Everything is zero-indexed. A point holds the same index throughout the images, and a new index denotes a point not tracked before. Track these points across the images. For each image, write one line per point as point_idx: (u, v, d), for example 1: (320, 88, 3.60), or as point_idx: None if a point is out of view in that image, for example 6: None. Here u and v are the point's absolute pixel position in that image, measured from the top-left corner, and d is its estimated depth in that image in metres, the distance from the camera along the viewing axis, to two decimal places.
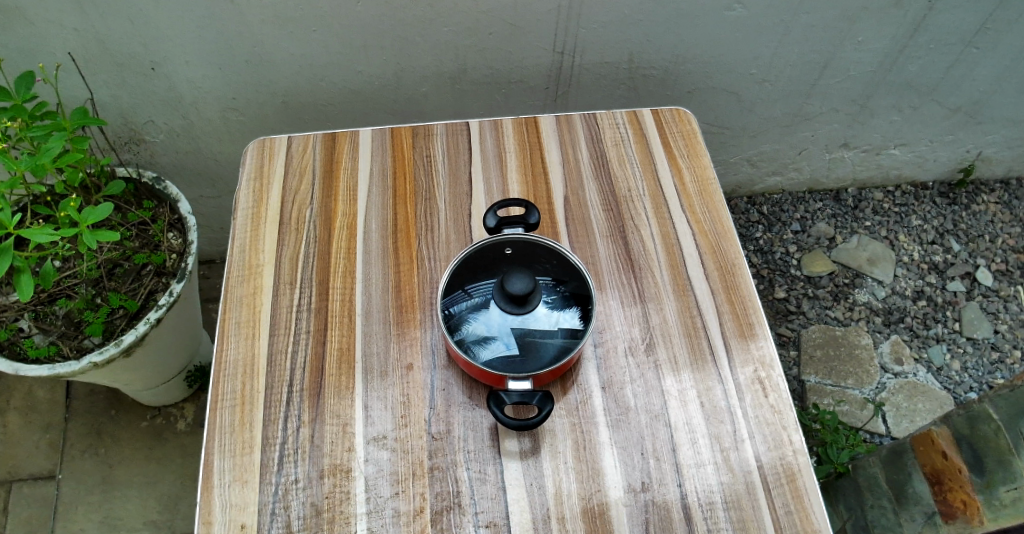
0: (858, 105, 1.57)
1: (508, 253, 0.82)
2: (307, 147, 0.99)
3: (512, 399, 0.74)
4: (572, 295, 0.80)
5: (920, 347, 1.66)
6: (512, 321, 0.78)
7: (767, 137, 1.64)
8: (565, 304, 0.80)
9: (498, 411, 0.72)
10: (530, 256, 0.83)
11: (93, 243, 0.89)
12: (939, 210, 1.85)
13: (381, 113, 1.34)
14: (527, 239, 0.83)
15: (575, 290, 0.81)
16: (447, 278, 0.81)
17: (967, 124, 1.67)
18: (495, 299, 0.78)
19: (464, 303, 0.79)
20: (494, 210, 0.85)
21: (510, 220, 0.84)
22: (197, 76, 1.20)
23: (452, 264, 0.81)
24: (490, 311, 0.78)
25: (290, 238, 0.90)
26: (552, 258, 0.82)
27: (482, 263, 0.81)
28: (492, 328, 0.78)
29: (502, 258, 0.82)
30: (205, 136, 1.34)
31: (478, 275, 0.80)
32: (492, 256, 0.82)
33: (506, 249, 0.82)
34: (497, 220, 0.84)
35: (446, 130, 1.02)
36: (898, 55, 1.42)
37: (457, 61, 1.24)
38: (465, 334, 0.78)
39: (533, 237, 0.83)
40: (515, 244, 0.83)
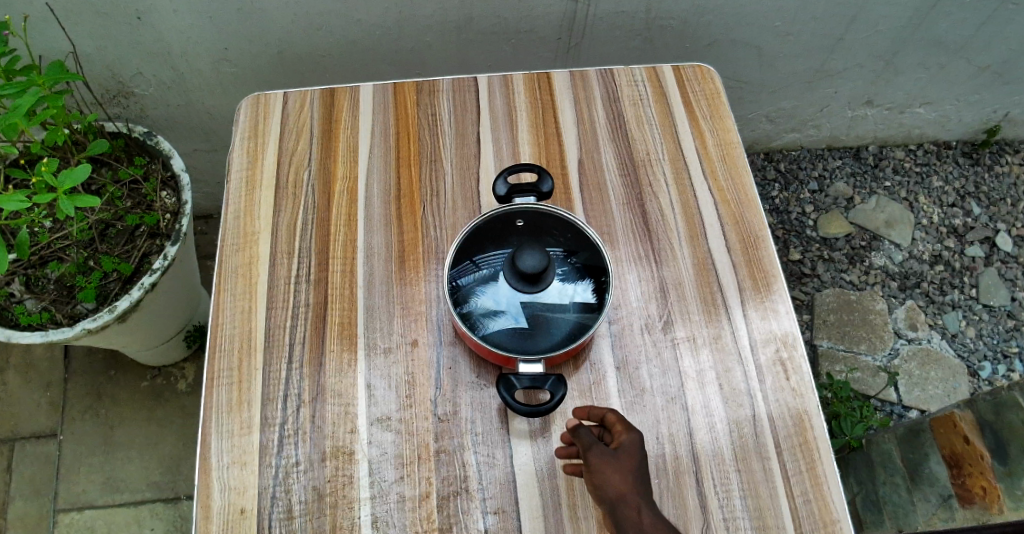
0: (886, 62, 1.48)
1: (519, 225, 0.77)
2: (303, 104, 0.93)
3: (522, 383, 0.70)
4: (588, 270, 0.75)
5: (935, 314, 1.62)
6: (523, 297, 0.74)
7: (787, 94, 1.56)
8: (579, 280, 0.75)
9: (507, 396, 0.69)
10: (542, 228, 0.77)
11: (71, 209, 0.84)
12: (961, 171, 1.78)
13: (381, 64, 1.26)
14: (539, 208, 0.78)
15: (591, 265, 0.76)
16: (454, 249, 0.76)
17: (997, 82, 1.58)
18: (504, 274, 0.73)
19: (472, 275, 0.74)
20: (504, 177, 0.79)
21: (521, 188, 0.79)
22: (183, 25, 1.12)
23: (459, 235, 0.76)
24: (501, 286, 0.74)
25: (287, 203, 0.85)
26: (566, 232, 0.77)
27: (492, 235, 0.76)
28: (502, 304, 0.74)
29: (513, 230, 0.77)
30: (196, 89, 1.27)
31: (487, 248, 0.75)
32: (502, 228, 0.77)
33: (517, 221, 0.77)
34: (507, 188, 0.79)
35: (453, 86, 0.95)
36: (931, 9, 1.33)
37: (463, 10, 1.16)
38: (472, 308, 0.74)
39: (543, 206, 0.77)
40: (526, 215, 0.78)
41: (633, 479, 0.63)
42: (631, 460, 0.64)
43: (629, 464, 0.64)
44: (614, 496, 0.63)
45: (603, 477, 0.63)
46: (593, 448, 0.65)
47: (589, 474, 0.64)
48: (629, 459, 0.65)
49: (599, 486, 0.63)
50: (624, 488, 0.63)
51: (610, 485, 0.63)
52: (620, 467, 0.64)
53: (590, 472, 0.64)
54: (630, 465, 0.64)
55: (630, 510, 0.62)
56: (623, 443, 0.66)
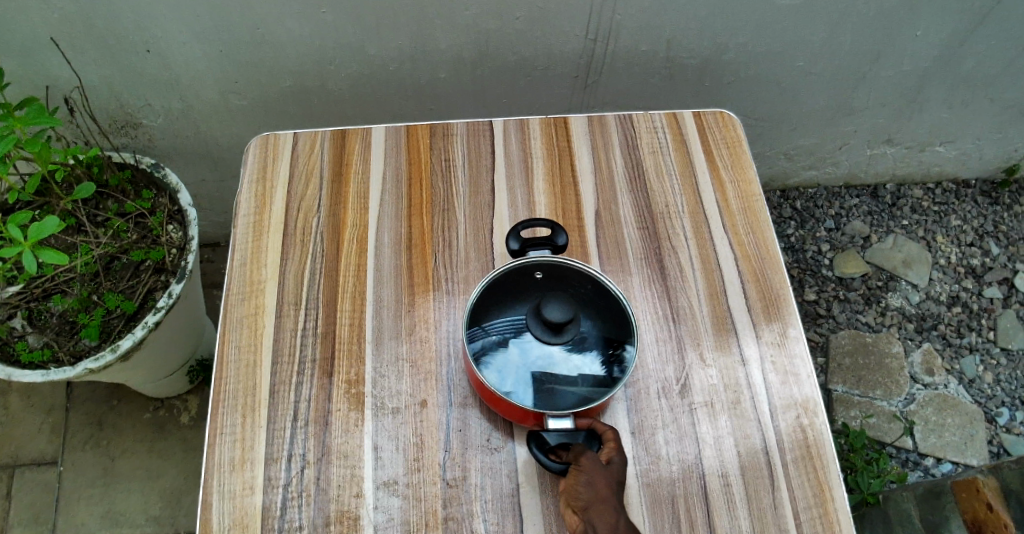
0: (908, 99, 1.46)
1: (538, 277, 0.73)
2: (314, 145, 0.91)
3: (556, 440, 0.67)
4: (613, 324, 0.72)
5: (952, 358, 1.59)
6: (538, 354, 0.69)
7: (805, 132, 1.54)
8: (604, 335, 0.71)
9: (538, 454, 0.66)
10: (562, 280, 0.74)
11: (33, 263, 0.87)
12: (979, 210, 1.76)
13: (394, 100, 1.25)
14: (557, 262, 0.75)
15: (613, 318, 0.73)
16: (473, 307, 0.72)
17: (1021, 121, 1.56)
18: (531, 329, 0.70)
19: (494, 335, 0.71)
20: (516, 232, 0.76)
21: (535, 242, 0.76)
22: (195, 57, 1.11)
23: (480, 292, 0.73)
24: (517, 345, 0.70)
25: (295, 251, 0.83)
26: (587, 287, 0.74)
27: (510, 288, 0.73)
28: (516, 362, 0.70)
29: (533, 282, 0.73)
30: (206, 119, 1.26)
31: (507, 302, 0.72)
32: (520, 281, 0.73)
33: (535, 274, 0.74)
34: (520, 243, 0.76)
35: (467, 130, 0.93)
36: (956, 47, 1.31)
37: (479, 46, 1.14)
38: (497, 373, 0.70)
39: (561, 259, 0.74)
40: (545, 268, 0.74)
41: (616, 494, 0.64)
42: (617, 476, 0.66)
43: (615, 479, 0.65)
44: (592, 500, 0.64)
45: (588, 481, 0.64)
46: (585, 452, 0.65)
47: (575, 472, 0.65)
48: (615, 472, 0.66)
49: (578, 486, 0.64)
50: (606, 496, 0.64)
51: (591, 487, 0.64)
52: (608, 477, 0.65)
53: (577, 471, 0.65)
54: (616, 481, 0.65)
55: (606, 513, 0.63)
56: (613, 460, 0.67)
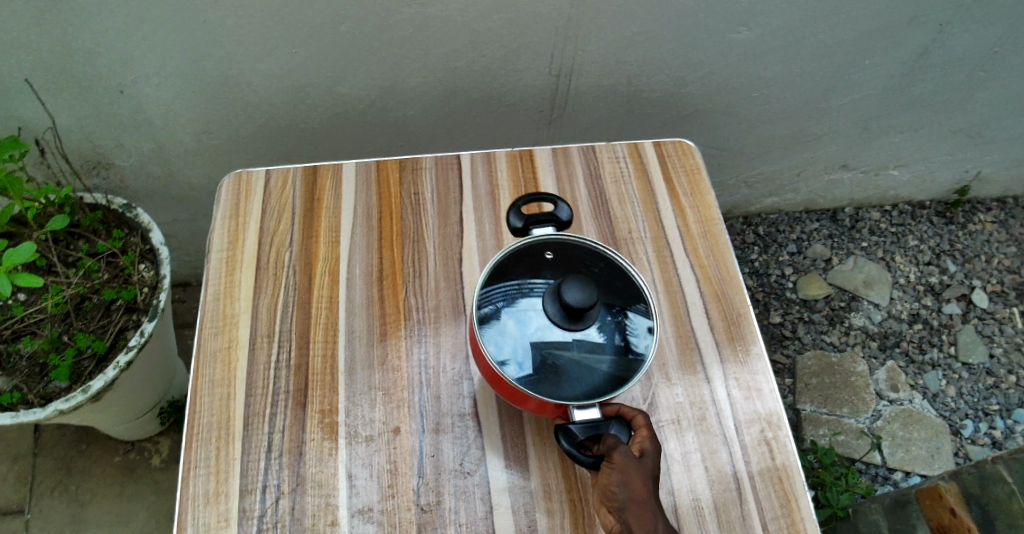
0: (861, 127, 1.52)
1: (549, 257, 0.72)
2: (286, 182, 0.93)
3: (584, 433, 0.65)
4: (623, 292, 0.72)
5: (916, 374, 1.64)
6: (535, 327, 0.69)
7: (764, 160, 1.59)
8: (616, 303, 0.71)
9: (567, 445, 0.65)
10: (572, 260, 0.73)
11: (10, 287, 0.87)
12: (935, 230, 1.83)
13: (366, 138, 1.28)
14: (565, 239, 0.74)
15: (625, 288, 0.73)
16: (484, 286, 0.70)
17: (968, 143, 1.64)
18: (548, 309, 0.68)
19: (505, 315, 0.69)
20: (518, 209, 0.76)
21: (538, 219, 0.76)
22: (169, 98, 1.13)
23: (491, 272, 0.71)
24: (512, 318, 0.69)
25: (268, 284, 0.85)
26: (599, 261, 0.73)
27: (522, 266, 0.71)
28: (511, 336, 0.69)
29: (544, 262, 0.72)
30: (179, 159, 1.27)
31: (519, 280, 0.70)
32: (531, 261, 0.72)
33: (547, 253, 0.73)
34: (523, 219, 0.76)
35: (435, 164, 0.96)
36: (904, 76, 1.38)
37: (447, 83, 1.18)
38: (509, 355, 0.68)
39: (569, 239, 0.74)
40: (555, 247, 0.73)
41: (652, 489, 0.63)
42: (651, 469, 0.64)
43: (649, 473, 0.64)
44: (629, 501, 0.62)
45: (621, 477, 0.62)
46: (617, 445, 0.63)
47: (607, 468, 0.63)
48: (647, 466, 0.64)
49: (611, 485, 0.62)
50: (641, 492, 0.62)
51: (626, 487, 0.62)
52: (643, 472, 0.63)
53: (609, 469, 0.63)
54: (650, 474, 0.64)
55: (643, 512, 0.61)
56: (647, 452, 0.65)
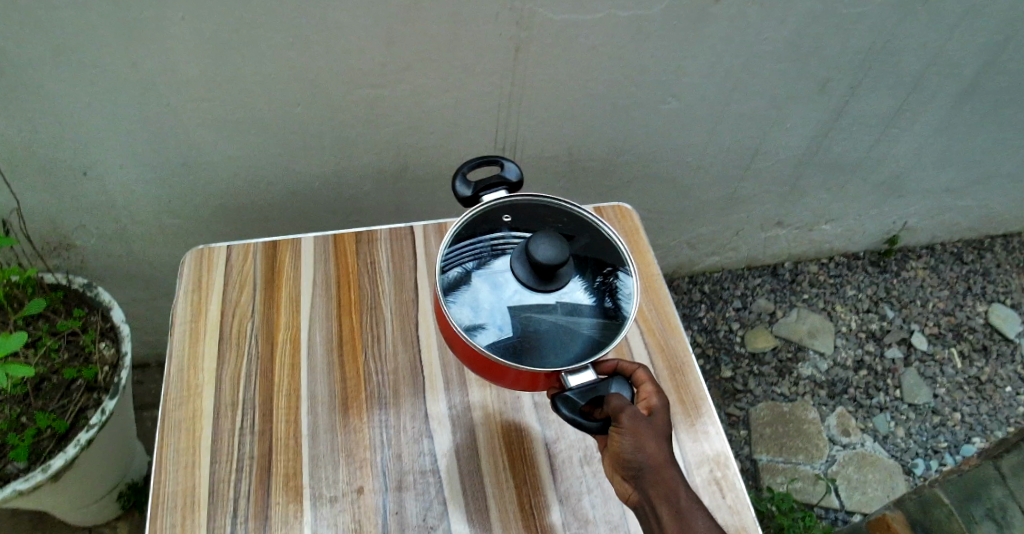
0: (790, 185, 1.64)
1: (508, 219, 0.77)
2: (247, 256, 0.97)
3: (583, 398, 0.66)
4: (588, 246, 0.78)
5: (865, 417, 1.71)
6: (509, 295, 0.73)
7: (705, 220, 1.69)
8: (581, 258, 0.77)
9: (567, 412, 0.66)
10: (531, 219, 0.78)
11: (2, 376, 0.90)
12: (871, 279, 1.95)
13: (324, 213, 1.33)
14: (520, 201, 0.79)
15: (586, 239, 0.78)
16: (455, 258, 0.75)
17: (890, 196, 1.78)
18: (520, 275, 0.73)
19: (477, 287, 0.74)
20: (465, 179, 0.82)
21: (488, 184, 0.80)
22: (132, 179, 1.17)
23: (459, 243, 0.75)
24: (482, 288, 0.73)
25: (231, 354, 0.87)
26: (561, 217, 0.79)
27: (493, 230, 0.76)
28: (485, 307, 0.73)
29: (504, 225, 0.77)
30: (139, 239, 1.30)
31: (486, 250, 0.75)
32: (491, 226, 0.77)
33: (505, 216, 0.77)
34: (473, 188, 0.81)
35: (390, 235, 1.02)
36: (822, 139, 1.50)
37: (398, 160, 1.25)
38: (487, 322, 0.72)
39: (527, 199, 0.79)
40: (510, 209, 0.78)
41: (665, 447, 0.67)
42: (661, 427, 0.68)
43: (660, 431, 0.68)
44: (646, 462, 0.66)
45: (632, 440, 0.65)
46: (624, 407, 0.65)
47: (617, 432, 0.65)
48: (659, 425, 0.68)
49: (623, 448, 0.65)
50: (656, 456, 0.66)
51: (638, 449, 0.66)
52: (655, 433, 0.67)
53: (620, 433, 0.65)
54: (659, 431, 0.68)
55: (661, 473, 0.66)
56: (656, 411, 0.70)
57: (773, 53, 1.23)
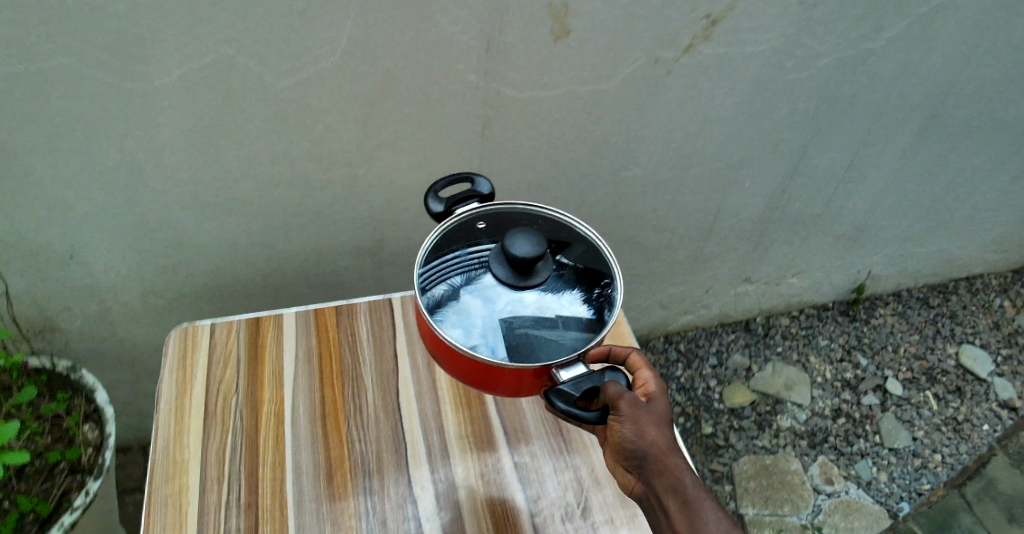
0: (754, 242, 1.71)
1: (481, 226, 0.82)
2: (230, 333, 0.99)
3: (577, 390, 0.69)
4: (563, 244, 0.83)
5: (847, 465, 1.74)
6: (504, 302, 0.78)
7: (677, 279, 1.75)
8: (560, 255, 0.82)
9: (562, 405, 0.68)
10: (504, 225, 0.83)
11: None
12: (842, 328, 2.01)
13: (305, 288, 1.37)
14: (494, 210, 0.84)
15: (563, 236, 0.83)
16: (444, 272, 0.79)
17: (852, 247, 1.86)
18: (505, 278, 0.78)
19: (471, 295, 0.78)
20: (435, 195, 0.84)
21: (459, 198, 0.84)
22: (117, 261, 1.20)
23: (444, 257, 0.79)
24: (475, 299, 0.78)
25: (216, 430, 0.89)
26: (535, 219, 0.84)
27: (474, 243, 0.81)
28: (479, 314, 0.77)
29: (478, 232, 0.82)
30: (123, 320, 1.33)
31: (470, 259, 0.80)
32: (467, 236, 0.81)
33: (479, 224, 0.82)
34: (443, 204, 0.84)
35: (369, 307, 1.06)
36: (780, 196, 1.59)
37: (376, 234, 1.30)
38: (485, 328, 0.76)
39: (500, 208, 0.84)
40: (484, 218, 0.83)
41: (666, 434, 0.72)
42: (659, 415, 0.73)
43: (659, 419, 0.72)
44: (648, 447, 0.70)
45: (633, 429, 0.69)
46: (622, 396, 0.68)
47: (616, 421, 0.69)
48: (658, 413, 0.73)
49: (625, 435, 0.69)
50: (657, 444, 0.70)
51: (639, 435, 0.70)
52: (654, 421, 0.71)
53: (620, 421, 0.69)
54: (656, 419, 0.72)
55: (662, 461, 0.71)
56: (654, 401, 0.75)
57: (725, 120, 1.33)
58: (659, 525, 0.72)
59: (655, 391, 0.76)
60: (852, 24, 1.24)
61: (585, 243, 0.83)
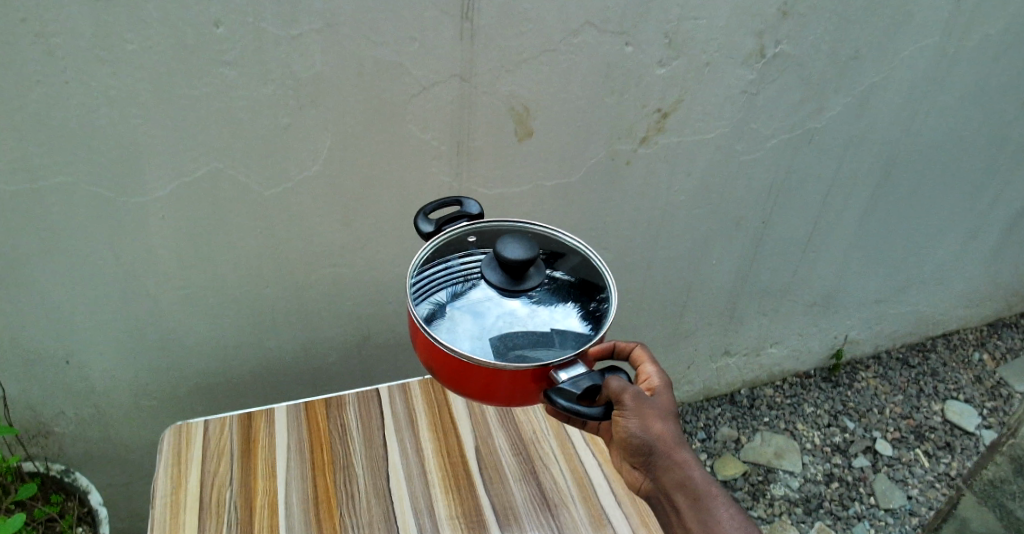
0: (729, 314, 1.77)
1: (472, 239, 0.78)
2: (223, 428, 1.03)
3: (578, 387, 0.61)
4: (556, 255, 0.78)
5: (846, 528, 1.73)
6: (496, 310, 0.71)
7: (660, 354, 1.78)
8: (555, 266, 0.77)
9: (565, 401, 0.60)
10: (496, 238, 0.79)
11: None
12: (827, 394, 2.05)
13: (295, 386, 1.38)
14: (484, 226, 0.80)
15: (556, 248, 0.79)
16: (433, 282, 0.73)
17: (826, 312, 1.92)
18: (498, 284, 0.73)
19: (461, 304, 0.71)
20: (425, 213, 0.80)
21: (448, 216, 0.80)
22: (109, 364, 1.22)
23: (436, 268, 0.74)
24: (466, 307, 0.71)
25: (210, 521, 0.90)
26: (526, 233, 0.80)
27: (464, 255, 0.76)
28: (471, 322, 0.70)
29: (469, 245, 0.77)
30: (117, 421, 1.31)
31: (461, 270, 0.74)
32: (458, 248, 0.77)
33: (470, 238, 0.78)
34: (432, 221, 0.79)
35: (357, 398, 1.10)
36: (749, 267, 1.66)
37: (361, 331, 1.34)
38: (478, 333, 0.68)
39: (490, 223, 0.80)
40: (474, 233, 0.79)
41: (672, 429, 0.70)
42: (665, 409, 0.71)
43: (665, 413, 0.70)
44: (654, 440, 0.69)
45: (638, 424, 0.67)
46: (626, 389, 0.64)
47: (620, 415, 0.66)
48: (664, 407, 0.71)
49: (630, 431, 0.67)
50: (664, 439, 0.69)
51: (644, 429, 0.68)
52: (660, 414, 0.69)
53: (623, 416, 0.66)
54: (662, 412, 0.70)
55: (669, 455, 0.70)
56: (660, 396, 0.73)
57: (686, 201, 1.42)
58: (666, 513, 0.74)
59: (659, 386, 0.74)
60: (791, 109, 1.36)
61: (579, 253, 0.79)
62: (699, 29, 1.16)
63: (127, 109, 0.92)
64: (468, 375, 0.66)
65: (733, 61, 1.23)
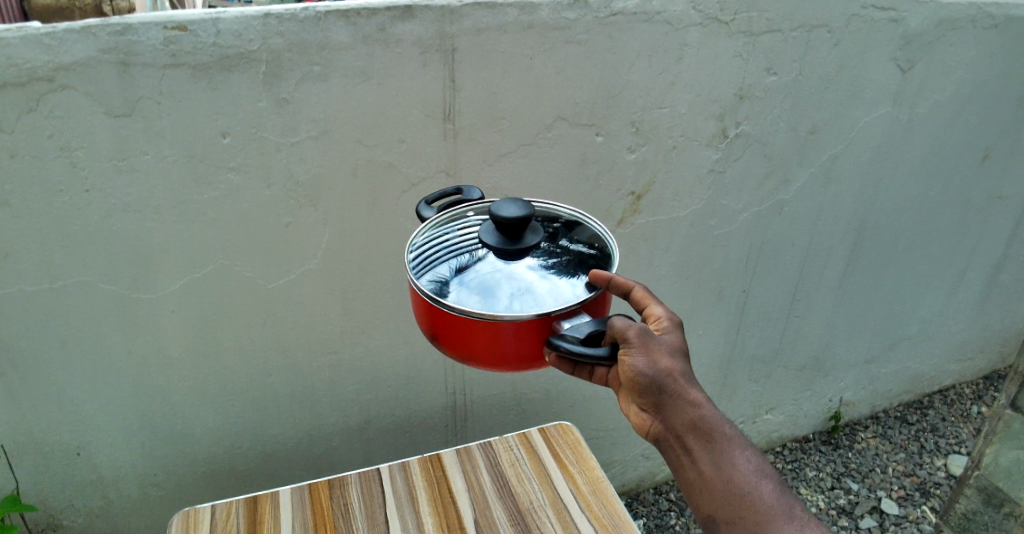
0: (721, 382, 1.80)
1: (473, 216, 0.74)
2: (229, 513, 1.06)
3: (580, 333, 0.57)
4: (560, 228, 0.73)
5: None
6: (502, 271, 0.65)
7: None
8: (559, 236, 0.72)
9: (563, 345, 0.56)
10: None
11: None
12: (827, 458, 2.06)
13: (296, 473, 1.40)
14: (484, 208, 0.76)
15: (559, 223, 0.74)
16: (433, 255, 0.68)
17: (817, 374, 1.96)
18: (500, 249, 0.67)
19: (464, 270, 0.66)
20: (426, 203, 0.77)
21: (447, 203, 0.77)
22: (118, 454, 1.25)
23: (436, 242, 0.69)
24: (470, 272, 0.65)
25: None
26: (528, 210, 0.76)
27: (462, 226, 0.72)
28: (474, 284, 0.64)
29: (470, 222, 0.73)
30: (122, 514, 1.32)
31: (463, 242, 0.69)
32: (460, 225, 0.72)
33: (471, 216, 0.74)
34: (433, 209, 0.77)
35: (359, 478, 1.14)
36: (737, 332, 1.71)
37: (362, 413, 1.38)
38: (483, 293, 0.62)
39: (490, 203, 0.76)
40: (475, 213, 0.75)
41: (680, 365, 0.61)
42: (671, 346, 0.62)
43: (671, 349, 0.62)
44: (662, 378, 0.60)
45: (646, 360, 0.59)
46: (628, 328, 0.58)
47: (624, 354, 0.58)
48: (671, 344, 0.62)
49: (636, 369, 0.59)
50: (671, 377, 0.61)
51: (651, 365, 0.59)
52: (665, 350, 0.60)
53: (629, 353, 0.58)
54: (669, 349, 0.61)
55: (680, 395, 0.61)
56: (666, 335, 0.63)
57: (669, 274, 1.49)
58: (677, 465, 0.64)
59: (668, 324, 0.64)
60: (759, 182, 1.46)
61: (585, 225, 0.74)
62: (663, 117, 1.27)
63: (144, 211, 1.01)
64: (468, 330, 0.60)
65: (700, 142, 1.34)
